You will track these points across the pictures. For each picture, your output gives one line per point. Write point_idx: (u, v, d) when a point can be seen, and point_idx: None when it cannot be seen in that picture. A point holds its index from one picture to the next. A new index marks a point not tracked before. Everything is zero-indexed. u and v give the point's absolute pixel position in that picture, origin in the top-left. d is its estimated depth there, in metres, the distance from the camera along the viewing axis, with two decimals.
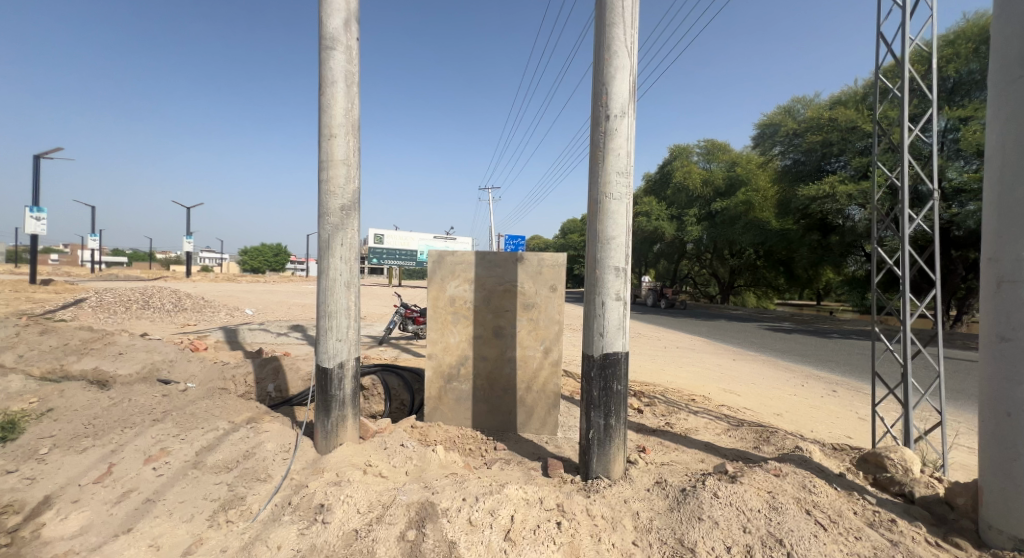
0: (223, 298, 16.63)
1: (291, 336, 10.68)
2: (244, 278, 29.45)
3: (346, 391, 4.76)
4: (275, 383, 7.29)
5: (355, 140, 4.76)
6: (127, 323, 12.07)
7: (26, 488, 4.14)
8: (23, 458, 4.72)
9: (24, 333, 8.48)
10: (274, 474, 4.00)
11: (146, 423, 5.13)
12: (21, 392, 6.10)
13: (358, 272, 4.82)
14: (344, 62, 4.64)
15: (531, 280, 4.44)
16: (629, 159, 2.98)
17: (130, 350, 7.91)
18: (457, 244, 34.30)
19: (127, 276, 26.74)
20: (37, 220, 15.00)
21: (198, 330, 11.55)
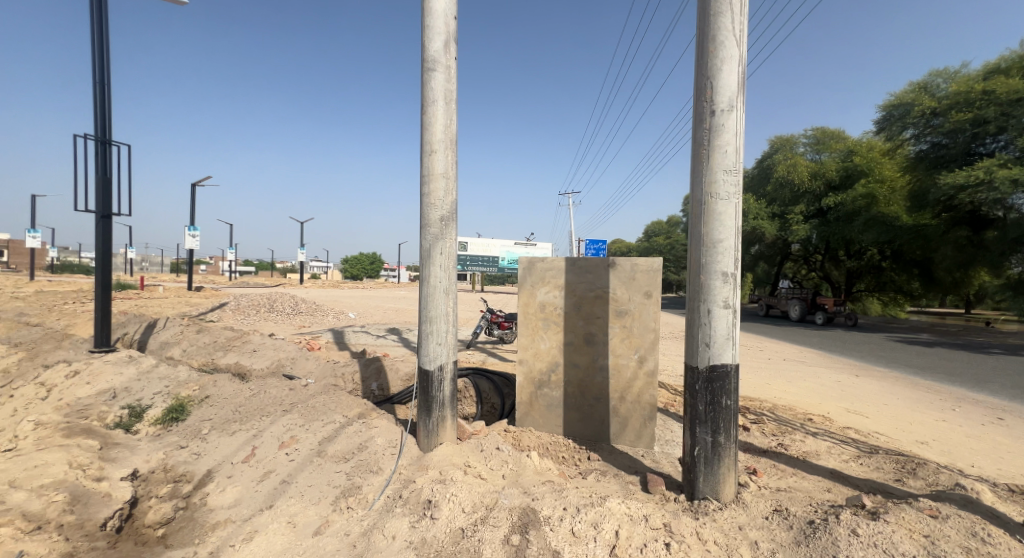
0: (331, 302, 18.17)
1: (388, 338, 11.38)
2: (349, 285, 31.95)
3: (446, 393, 4.96)
4: (378, 382, 7.81)
5: (453, 153, 4.99)
6: (255, 324, 13.62)
7: (193, 462, 4.93)
8: (189, 437, 5.61)
9: (185, 331, 9.91)
10: (385, 466, 4.28)
11: (277, 413, 5.76)
12: (186, 380, 7.14)
13: (456, 280, 5.02)
14: (443, 82, 4.90)
15: (624, 286, 4.33)
16: (737, 156, 2.81)
17: (262, 347, 8.91)
18: (537, 250, 34.30)
19: (255, 284, 30.22)
20: (192, 238, 17.46)
21: (311, 331, 12.71)
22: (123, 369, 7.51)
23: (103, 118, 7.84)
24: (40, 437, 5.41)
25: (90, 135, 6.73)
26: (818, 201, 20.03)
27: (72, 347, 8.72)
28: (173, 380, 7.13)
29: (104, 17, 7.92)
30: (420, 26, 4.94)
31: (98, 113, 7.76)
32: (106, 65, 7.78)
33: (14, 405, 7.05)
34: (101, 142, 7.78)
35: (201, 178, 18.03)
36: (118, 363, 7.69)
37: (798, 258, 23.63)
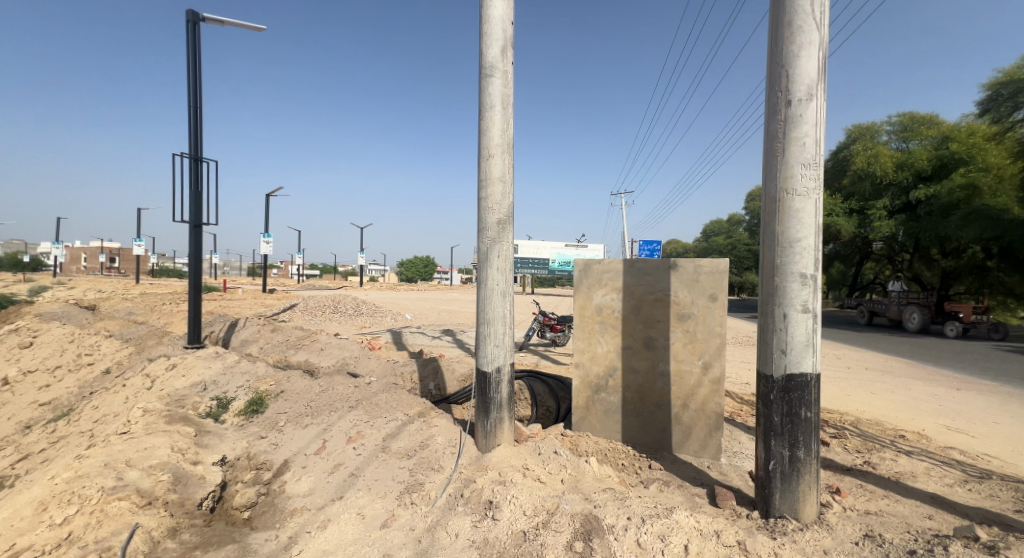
0: (391, 304, 18.77)
1: (444, 340, 11.59)
2: (405, 287, 32.87)
3: (503, 394, 4.99)
4: (435, 382, 7.98)
5: (510, 157, 5.02)
6: (320, 324, 14.29)
7: (273, 451, 5.44)
8: (268, 428, 6.06)
9: (261, 330, 10.58)
10: (446, 464, 4.43)
11: (344, 409, 6.03)
12: (263, 375, 7.63)
13: (513, 282, 5.04)
14: (501, 87, 4.94)
15: (686, 289, 4.18)
16: (816, 149, 2.64)
17: (328, 346, 9.33)
18: (588, 251, 33.76)
19: (319, 286, 31.76)
20: (266, 243, 18.59)
21: (373, 332, 13.18)
22: (212, 364, 8.10)
23: (196, 136, 8.51)
24: (145, 423, 6.09)
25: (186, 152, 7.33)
26: (905, 194, 18.60)
27: (167, 344, 9.51)
28: (252, 375, 7.65)
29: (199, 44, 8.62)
30: (478, 32, 5.00)
31: (192, 131, 8.44)
32: (199, 88, 8.46)
33: (120, 395, 7.81)
34: (194, 159, 8.45)
35: (275, 188, 19.19)
36: (207, 358, 8.32)
37: (881, 258, 22.02)
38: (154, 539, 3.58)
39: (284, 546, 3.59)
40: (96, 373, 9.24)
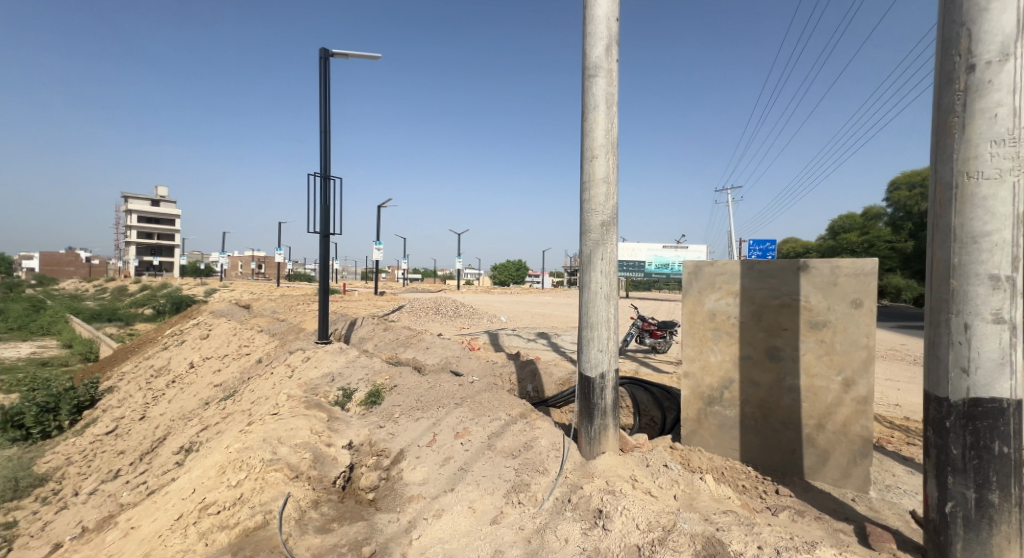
0: (488, 306, 19.26)
1: (539, 342, 11.56)
2: (501, 290, 33.52)
3: (607, 401, 4.83)
4: (533, 384, 8.00)
5: (614, 156, 4.85)
6: (424, 324, 15.02)
7: (390, 439, 5.98)
8: (385, 418, 6.58)
9: (375, 328, 11.38)
10: (550, 467, 4.65)
11: (450, 405, 6.28)
12: (379, 369, 8.19)
13: (617, 286, 4.87)
14: (605, 86, 4.79)
15: (821, 294, 3.73)
16: (1014, 120, 2.19)
17: (433, 345, 9.76)
18: (688, 252, 31.88)
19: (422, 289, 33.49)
20: (378, 250, 19.99)
21: (472, 332, 13.60)
22: (337, 357, 8.84)
23: (325, 156, 9.37)
24: (288, 407, 6.96)
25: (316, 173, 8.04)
26: None
27: (302, 338, 10.58)
28: (370, 368, 8.24)
29: (328, 75, 9.52)
30: (582, 32, 4.92)
31: (321, 152, 9.29)
32: (328, 114, 9.32)
33: (267, 382, 8.85)
34: (323, 176, 9.30)
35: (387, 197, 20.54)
36: (333, 352, 9.09)
37: None
38: (301, 508, 4.56)
39: (405, 530, 4.14)
40: (251, 361, 10.60)
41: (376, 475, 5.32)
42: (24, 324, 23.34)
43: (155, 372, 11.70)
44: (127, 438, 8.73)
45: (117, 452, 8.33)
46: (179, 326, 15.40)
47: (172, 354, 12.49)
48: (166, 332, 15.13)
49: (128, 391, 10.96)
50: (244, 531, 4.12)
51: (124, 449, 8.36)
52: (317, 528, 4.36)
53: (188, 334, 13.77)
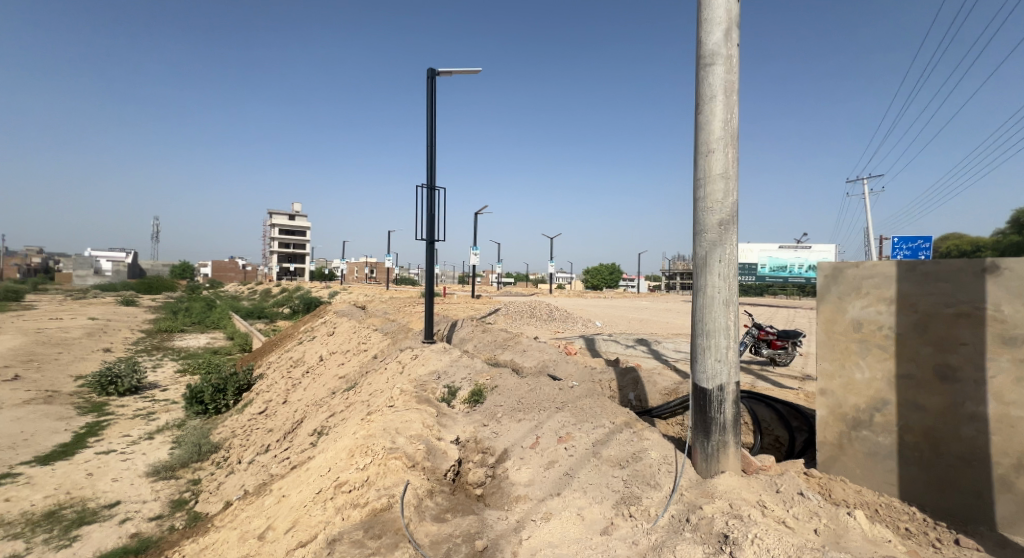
0: (583, 310, 18.91)
1: (639, 349, 11.03)
2: (600, 295, 32.76)
3: (727, 416, 4.41)
4: (635, 393, 7.64)
5: (735, 149, 4.43)
6: (520, 327, 15.12)
7: (494, 438, 6.07)
8: (489, 416, 6.68)
9: (474, 329, 11.65)
10: (662, 482, 4.42)
11: (551, 409, 6.25)
12: (481, 369, 8.35)
13: (738, 290, 4.44)
14: (724, 74, 4.40)
15: (1014, 303, 3.07)
16: None
17: (531, 348, 9.74)
18: (811, 253, 28.65)
19: (518, 293, 33.85)
20: (475, 255, 20.57)
21: (567, 337, 13.42)
22: (442, 356, 9.15)
23: (430, 168, 9.80)
24: (402, 400, 7.34)
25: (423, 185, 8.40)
26: None
27: (411, 337, 11.12)
28: (472, 368, 8.44)
29: (434, 93, 9.98)
30: (697, 20, 4.57)
31: (426, 165, 9.73)
32: (434, 130, 9.77)
33: (382, 377, 9.43)
34: (428, 187, 9.73)
35: (483, 206, 20.98)
36: (438, 351, 9.43)
37: None
38: (418, 496, 4.84)
39: (514, 528, 4.27)
40: (367, 357, 11.36)
41: (481, 473, 5.50)
42: (197, 319, 27.66)
43: (292, 363, 13.02)
44: (273, 419, 9.91)
45: (267, 430, 9.50)
46: (309, 323, 17.11)
47: (305, 348, 13.84)
48: (299, 328, 16.92)
49: (272, 379, 12.37)
50: (371, 512, 4.56)
51: (272, 428, 9.49)
52: (434, 517, 4.61)
53: (318, 331, 15.17)
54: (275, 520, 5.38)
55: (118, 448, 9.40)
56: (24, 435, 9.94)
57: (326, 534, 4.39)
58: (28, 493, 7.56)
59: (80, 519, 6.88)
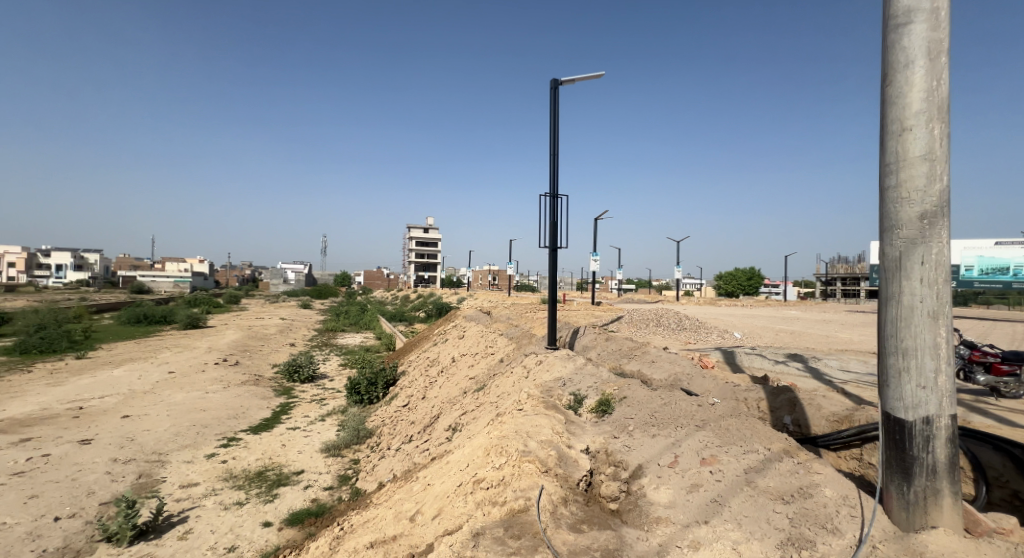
0: (716, 318, 17.25)
1: (791, 365, 9.58)
2: (738, 302, 29.77)
3: (938, 458, 3.43)
4: (792, 416, 6.61)
5: (946, 124, 3.40)
6: (647, 337, 14.24)
7: (627, 452, 5.86)
8: (619, 429, 6.43)
9: (598, 337, 11.16)
10: (842, 527, 3.94)
11: (691, 426, 6.02)
12: (608, 378, 7.98)
13: (950, 300, 3.41)
14: (927, 33, 3.42)
15: None
16: None
17: (660, 359, 9.04)
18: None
19: (644, 299, 32.14)
20: (595, 261, 20.01)
21: (700, 348, 12.33)
22: (567, 363, 8.84)
23: (553, 175, 9.64)
24: (530, 405, 7.23)
25: (546, 193, 8.22)
26: None
27: (535, 343, 11.00)
28: (598, 377, 8.07)
29: (557, 103, 9.85)
30: None
31: (549, 173, 9.59)
32: (556, 138, 9.62)
33: (509, 380, 9.44)
34: (551, 195, 9.57)
35: (602, 213, 20.44)
36: (562, 358, 9.14)
37: None
38: (553, 503, 4.80)
39: (658, 551, 4.08)
40: (494, 360, 11.50)
41: (615, 486, 5.37)
42: (352, 321, 31.03)
43: (428, 363, 13.71)
44: (415, 413, 10.41)
45: (409, 422, 10.00)
46: (442, 326, 18.06)
47: (439, 349, 14.49)
48: (434, 331, 17.95)
49: (412, 376, 13.14)
50: (510, 512, 4.64)
51: (414, 420, 9.97)
52: (570, 527, 4.49)
53: (450, 334, 15.87)
54: (423, 505, 5.74)
55: (302, 425, 10.84)
56: (241, 408, 11.84)
57: (470, 527, 4.57)
58: (244, 454, 9.19)
59: (278, 480, 8.15)
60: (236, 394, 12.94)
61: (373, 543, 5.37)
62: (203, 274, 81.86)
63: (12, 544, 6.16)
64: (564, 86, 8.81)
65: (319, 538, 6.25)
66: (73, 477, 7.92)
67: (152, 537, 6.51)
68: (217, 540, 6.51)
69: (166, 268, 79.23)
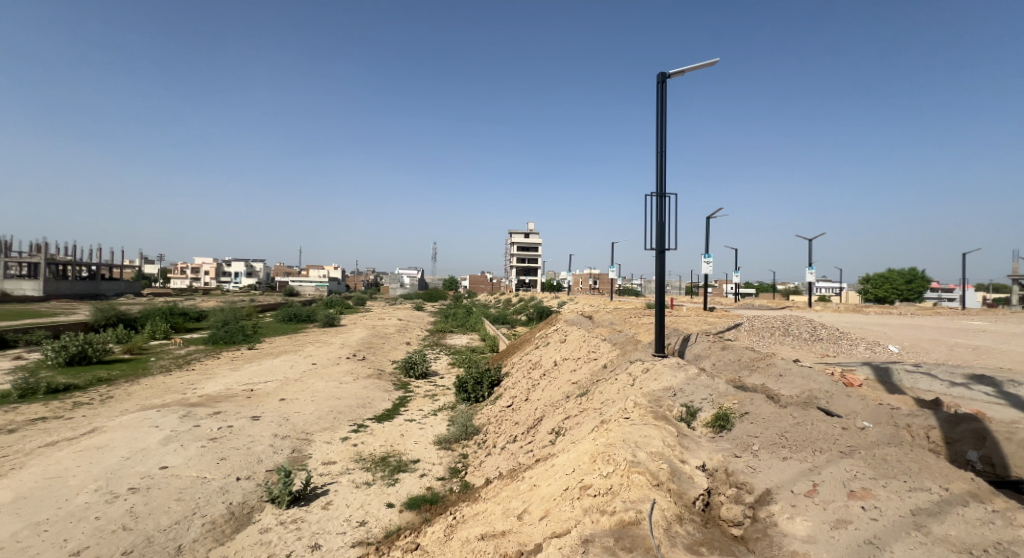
0: (860, 328, 14.97)
1: (972, 389, 7.85)
2: (888, 309, 25.83)
3: None
4: (981, 453, 5.26)
5: None
6: (774, 347, 12.75)
7: (752, 474, 5.19)
8: (741, 448, 5.72)
9: (713, 346, 10.07)
10: None
11: (832, 452, 5.23)
12: (727, 391, 7.09)
13: None
14: None
15: None
16: None
17: (789, 373, 7.86)
18: None
19: (769, 305, 29.26)
20: (709, 264, 18.49)
21: (841, 363, 10.67)
22: (677, 372, 8.00)
23: (661, 174, 8.92)
24: (637, 413, 6.69)
25: (653, 192, 7.57)
26: None
27: (642, 349, 10.21)
28: (715, 389, 7.20)
29: (666, 96, 9.13)
30: None
31: (657, 171, 8.90)
32: (665, 135, 8.90)
33: (613, 386, 8.85)
34: (658, 195, 8.86)
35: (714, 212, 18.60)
36: (672, 366, 8.27)
37: None
38: (666, 519, 4.55)
39: None
40: (597, 365, 10.91)
41: (739, 510, 4.77)
42: (462, 322, 32.05)
43: (531, 365, 13.47)
44: (519, 413, 10.21)
45: (513, 423, 9.80)
46: (545, 329, 17.83)
47: (542, 353, 14.21)
48: (538, 334, 17.79)
49: (515, 377, 12.99)
50: (620, 523, 4.49)
51: (517, 421, 9.76)
52: (687, 547, 4.25)
53: (552, 337, 15.53)
54: (530, 504, 5.60)
55: (417, 418, 11.17)
56: (366, 398, 12.54)
57: (578, 532, 4.55)
58: (371, 440, 9.66)
59: (398, 466, 8.40)
60: (363, 386, 13.80)
61: (483, 535, 5.20)
62: (337, 279, 90.79)
63: (206, 496, 7.04)
64: (674, 78, 8.13)
65: (433, 524, 6.24)
66: (249, 445, 8.82)
67: (303, 504, 7.07)
68: (350, 514, 6.82)
69: (309, 274, 88.89)
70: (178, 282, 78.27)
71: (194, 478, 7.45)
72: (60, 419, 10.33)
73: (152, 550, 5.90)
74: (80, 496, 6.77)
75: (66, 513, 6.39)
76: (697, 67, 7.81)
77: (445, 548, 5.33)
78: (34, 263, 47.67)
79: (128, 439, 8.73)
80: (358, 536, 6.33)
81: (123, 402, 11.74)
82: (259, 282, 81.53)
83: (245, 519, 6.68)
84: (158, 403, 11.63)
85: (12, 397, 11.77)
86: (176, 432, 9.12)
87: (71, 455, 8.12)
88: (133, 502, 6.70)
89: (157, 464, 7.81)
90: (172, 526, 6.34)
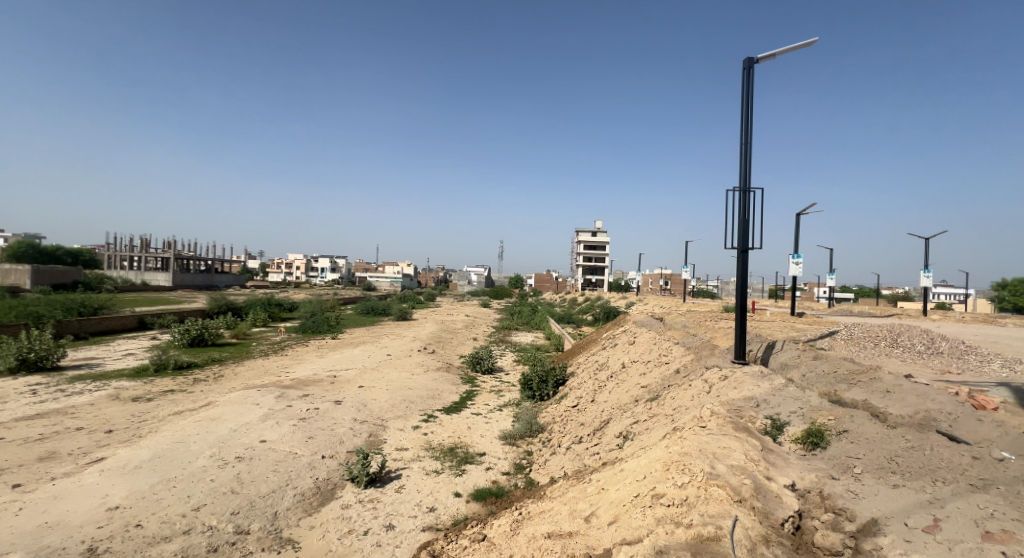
0: (987, 342, 12.99)
1: None
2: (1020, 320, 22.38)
3: None
4: None
5: None
6: (879, 360, 11.36)
7: (853, 500, 4.49)
8: (839, 469, 4.97)
9: (803, 355, 9.04)
10: None
11: (958, 483, 4.40)
12: (820, 405, 6.19)
13: None
14: None
15: None
16: None
17: (899, 391, 6.59)
18: None
19: (868, 312, 26.42)
20: (799, 266, 16.93)
21: (966, 382, 9.23)
22: (760, 382, 7.21)
23: (745, 168, 8.15)
24: (715, 422, 6.07)
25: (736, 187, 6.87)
26: None
27: (719, 354, 9.33)
28: (806, 402, 6.30)
29: (752, 82, 8.34)
30: None
31: (741, 163, 8.14)
32: (751, 126, 8.12)
33: (687, 392, 8.19)
34: (742, 190, 8.10)
35: (805, 206, 15.10)
36: (755, 376, 7.47)
37: None
38: (751, 539, 4.06)
39: None
40: (669, 368, 10.20)
41: (838, 538, 4.13)
42: (530, 320, 31.87)
43: (598, 366, 12.94)
44: (585, 414, 9.77)
45: (579, 423, 9.40)
46: (613, 329, 17.16)
47: (611, 353, 13.62)
48: (606, 334, 17.16)
49: (581, 377, 12.54)
50: (697, 537, 4.10)
51: (584, 422, 9.34)
52: None
53: (620, 337, 14.88)
54: (598, 507, 5.22)
55: (484, 413, 11.06)
56: (436, 391, 12.62)
57: (650, 542, 4.18)
58: (440, 430, 9.65)
59: (465, 458, 8.29)
60: (434, 378, 13.94)
61: (549, 534, 4.93)
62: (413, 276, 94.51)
63: (297, 470, 7.28)
64: (762, 62, 7.41)
65: (500, 517, 6.01)
66: (332, 427, 9.08)
67: (379, 486, 7.13)
68: (420, 499, 6.77)
69: (387, 270, 93.04)
70: (275, 277, 84.76)
71: (287, 453, 7.74)
72: (184, 392, 11.30)
73: (254, 513, 6.15)
74: (199, 460, 7.21)
75: (189, 474, 6.81)
76: (792, 50, 6.97)
77: (512, 542, 5.09)
78: (165, 258, 53.67)
79: (235, 413, 9.29)
80: (427, 521, 6.26)
81: (232, 380, 12.64)
82: (347, 278, 86.45)
83: (329, 494, 6.84)
84: (258, 382, 12.43)
85: (150, 370, 13.06)
86: (272, 410, 9.60)
87: (192, 423, 8.76)
88: (238, 470, 7.04)
89: (258, 438, 8.22)
90: (270, 493, 6.59)
